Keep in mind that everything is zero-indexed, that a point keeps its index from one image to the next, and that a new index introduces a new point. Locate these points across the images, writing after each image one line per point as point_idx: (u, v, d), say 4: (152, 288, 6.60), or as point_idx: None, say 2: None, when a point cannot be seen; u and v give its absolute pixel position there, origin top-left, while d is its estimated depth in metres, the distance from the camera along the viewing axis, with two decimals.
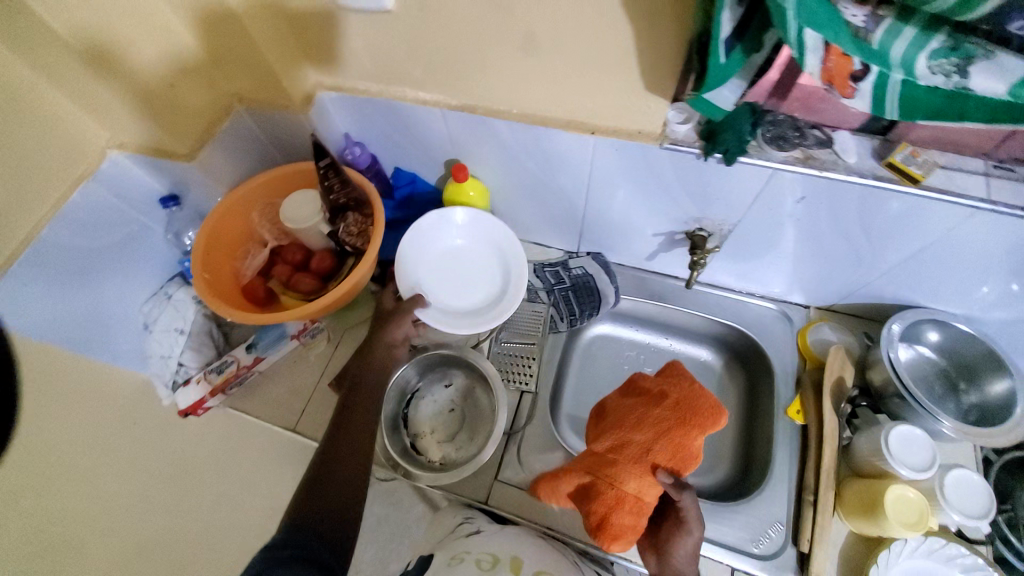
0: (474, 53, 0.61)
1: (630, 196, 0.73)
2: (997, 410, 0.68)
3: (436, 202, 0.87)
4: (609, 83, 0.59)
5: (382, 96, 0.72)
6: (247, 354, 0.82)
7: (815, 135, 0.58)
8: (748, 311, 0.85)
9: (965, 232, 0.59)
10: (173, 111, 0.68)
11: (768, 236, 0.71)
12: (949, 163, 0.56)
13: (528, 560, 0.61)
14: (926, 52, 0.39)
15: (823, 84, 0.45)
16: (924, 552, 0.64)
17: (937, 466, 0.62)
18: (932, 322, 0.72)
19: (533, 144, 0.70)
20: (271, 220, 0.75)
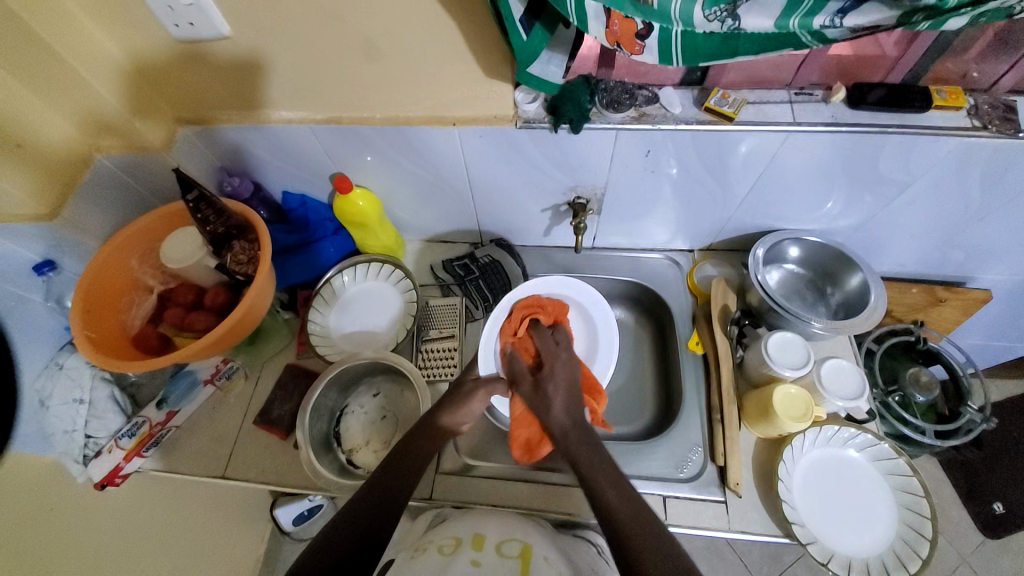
0: (322, 62, 0.64)
1: (508, 177, 0.77)
2: (855, 303, 0.77)
3: (332, 219, 0.89)
4: (454, 74, 0.64)
5: (248, 123, 0.73)
6: (158, 410, 0.77)
7: (643, 94, 0.66)
8: (642, 265, 0.92)
9: (785, 153, 0.67)
10: (33, 172, 0.63)
11: (636, 192, 0.78)
12: (756, 98, 0.66)
13: (491, 533, 0.56)
14: (700, 4, 0.45)
15: (614, 45, 0.51)
16: (819, 439, 0.73)
17: (812, 362, 0.71)
18: (790, 241, 0.81)
19: (407, 147, 0.73)
20: (155, 266, 0.74)
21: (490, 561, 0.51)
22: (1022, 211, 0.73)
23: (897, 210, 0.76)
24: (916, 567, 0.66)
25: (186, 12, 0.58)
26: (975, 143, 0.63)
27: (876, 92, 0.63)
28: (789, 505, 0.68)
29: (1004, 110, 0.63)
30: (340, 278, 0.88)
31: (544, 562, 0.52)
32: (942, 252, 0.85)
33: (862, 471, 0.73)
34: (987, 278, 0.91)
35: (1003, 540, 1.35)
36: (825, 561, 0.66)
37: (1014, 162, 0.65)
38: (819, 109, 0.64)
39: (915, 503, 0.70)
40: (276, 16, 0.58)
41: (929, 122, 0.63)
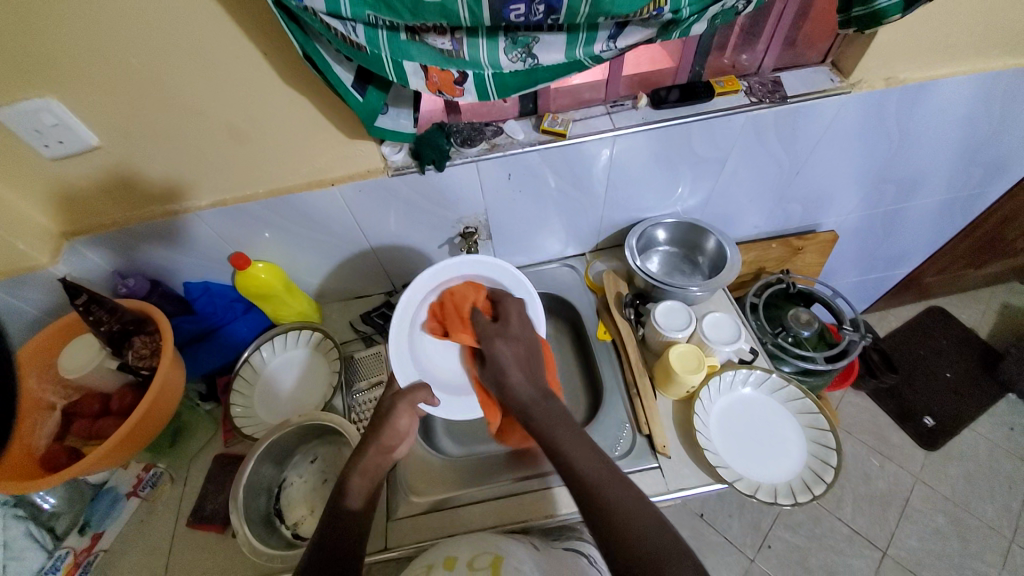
0: (199, 152, 0.70)
1: (396, 221, 0.85)
2: (717, 261, 0.92)
3: (241, 299, 0.91)
4: (323, 142, 0.72)
5: (135, 223, 0.76)
6: (81, 536, 0.74)
7: (490, 129, 0.77)
8: (544, 276, 1.01)
9: (620, 154, 0.80)
10: None
11: (514, 213, 0.88)
12: (581, 115, 0.79)
13: (463, 552, 0.58)
14: (502, 51, 0.56)
15: (437, 92, 0.61)
16: (723, 387, 0.82)
17: (694, 321, 0.83)
18: (654, 226, 0.95)
19: (298, 214, 0.80)
20: (53, 381, 0.71)
21: None
22: (823, 159, 0.90)
23: (729, 180, 0.91)
24: (830, 476, 0.73)
25: (55, 132, 0.62)
26: (758, 114, 0.78)
27: (673, 93, 0.78)
28: (711, 451, 0.75)
29: (771, 84, 0.80)
30: (258, 355, 0.90)
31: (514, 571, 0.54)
32: (782, 208, 1.01)
33: (767, 406, 0.81)
34: (830, 220, 1.08)
35: (943, 447, 1.47)
36: (752, 492, 0.72)
37: (795, 122, 0.81)
38: (632, 113, 0.78)
39: (815, 420, 0.79)
40: (141, 119, 0.64)
41: (717, 106, 0.78)
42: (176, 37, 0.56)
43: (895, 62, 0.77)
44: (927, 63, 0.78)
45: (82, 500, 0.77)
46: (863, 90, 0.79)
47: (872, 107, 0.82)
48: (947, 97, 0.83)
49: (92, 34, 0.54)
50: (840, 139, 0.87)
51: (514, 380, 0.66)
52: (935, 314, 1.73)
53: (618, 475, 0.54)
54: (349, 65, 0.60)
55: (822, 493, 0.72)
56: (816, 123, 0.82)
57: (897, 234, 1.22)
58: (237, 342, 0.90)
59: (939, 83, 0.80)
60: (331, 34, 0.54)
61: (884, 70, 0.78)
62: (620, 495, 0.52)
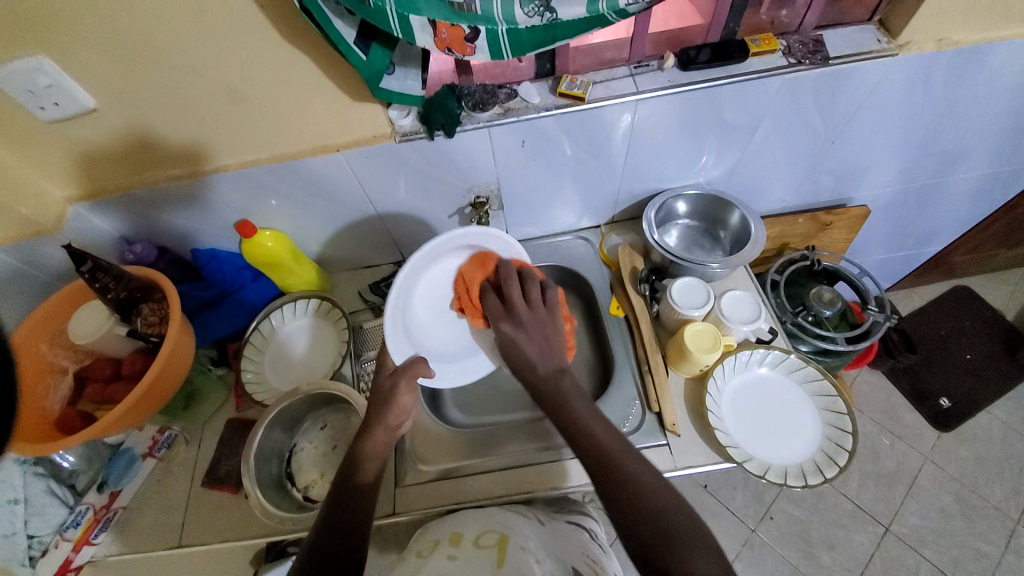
0: (199, 115, 0.67)
1: (404, 189, 0.82)
2: (739, 236, 0.88)
3: (249, 267, 0.90)
4: (326, 104, 0.69)
5: (137, 188, 0.75)
6: (100, 494, 0.77)
7: (504, 91, 0.72)
8: (556, 248, 0.98)
9: (642, 120, 0.75)
10: None
11: (527, 182, 0.84)
12: (602, 77, 0.74)
13: (469, 529, 0.59)
14: (517, 4, 0.51)
15: (446, 50, 0.56)
16: (737, 367, 0.80)
17: (712, 299, 0.80)
18: (675, 197, 0.90)
19: (303, 180, 0.78)
20: (64, 346, 0.71)
21: (465, 554, 0.54)
22: (862, 128, 0.84)
23: (757, 150, 0.85)
24: (844, 460, 0.72)
25: (49, 93, 0.59)
26: (795, 78, 0.71)
27: (703, 53, 0.71)
28: (722, 431, 0.74)
29: (812, 43, 0.73)
30: (267, 323, 0.90)
31: (521, 550, 0.53)
32: (811, 180, 0.95)
33: (783, 387, 0.79)
34: (861, 195, 1.02)
35: (957, 429, 1.45)
36: (762, 473, 0.72)
37: (835, 87, 0.74)
38: (657, 75, 0.73)
39: (832, 403, 0.77)
40: (136, 78, 0.61)
41: (750, 68, 0.71)
42: None
43: (954, 20, 0.69)
44: (990, 22, 0.70)
45: (100, 459, 0.79)
46: (912, 53, 0.71)
47: (921, 72, 0.74)
48: (1008, 61, 0.75)
49: None
50: (882, 106, 0.80)
51: (528, 353, 0.64)
52: (962, 294, 1.66)
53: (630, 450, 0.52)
54: (351, 19, 0.55)
55: (833, 476, 0.71)
56: (858, 89, 0.75)
57: (932, 211, 1.15)
58: (246, 310, 0.90)
59: (1001, 46, 0.72)
60: None
61: (940, 30, 0.70)
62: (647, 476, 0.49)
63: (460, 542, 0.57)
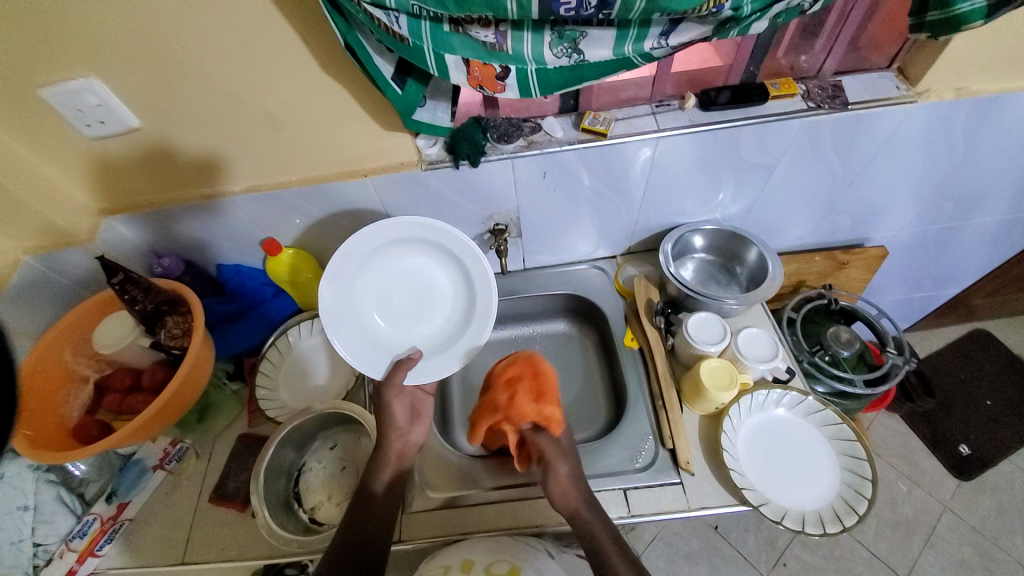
0: (235, 137, 0.70)
1: (426, 214, 0.84)
2: (756, 273, 0.88)
3: (270, 283, 0.92)
4: (357, 131, 0.71)
5: (171, 204, 0.77)
6: (108, 505, 0.77)
7: (528, 125, 0.75)
8: (571, 276, 0.99)
9: (662, 156, 0.77)
10: None
11: (546, 212, 0.86)
12: (624, 114, 0.76)
13: (481, 557, 0.61)
14: (547, 46, 0.53)
15: (478, 87, 0.59)
16: (753, 406, 0.79)
17: (729, 335, 0.80)
18: (692, 232, 0.91)
19: (329, 203, 0.80)
20: (88, 355, 0.73)
21: None
22: (880, 171, 0.84)
23: (775, 189, 0.86)
24: (864, 508, 0.70)
25: (96, 112, 0.63)
26: (815, 121, 0.73)
27: (722, 95, 0.74)
28: (737, 472, 0.72)
29: (832, 89, 0.74)
30: (285, 338, 0.91)
31: None
32: (828, 220, 0.96)
33: (800, 429, 0.78)
34: (879, 236, 1.02)
35: (979, 479, 1.40)
36: (779, 519, 0.70)
37: (854, 131, 0.75)
38: (678, 115, 0.75)
39: (852, 448, 0.75)
40: (180, 102, 0.64)
41: (770, 110, 0.73)
42: (217, 21, 0.56)
43: (971, 70, 0.71)
44: (1007, 74, 0.72)
45: (111, 469, 0.78)
46: (932, 100, 0.73)
47: (939, 119, 0.75)
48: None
49: (137, 16, 0.54)
50: (900, 151, 0.81)
51: (564, 473, 0.67)
52: (982, 338, 1.63)
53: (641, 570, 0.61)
54: (389, 56, 0.58)
55: (853, 525, 0.69)
56: (876, 133, 0.77)
57: (950, 254, 1.14)
58: (264, 325, 0.91)
59: (1018, 97, 0.73)
60: (374, 24, 0.52)
61: (957, 80, 0.72)
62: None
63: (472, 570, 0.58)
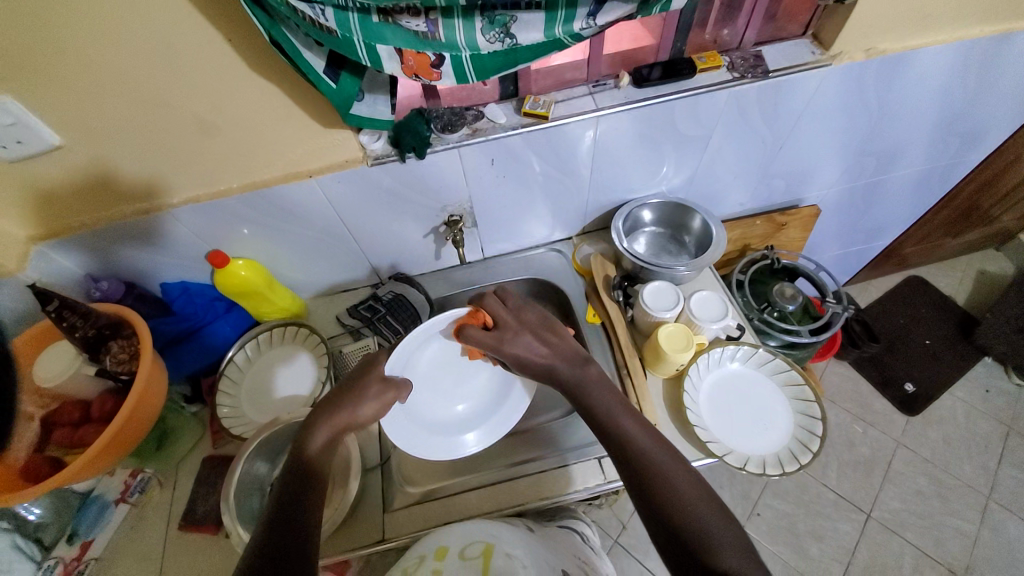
0: (166, 147, 0.67)
1: (378, 210, 0.83)
2: (704, 239, 0.93)
3: (221, 298, 0.89)
4: (296, 130, 0.70)
5: (102, 225, 0.73)
6: (70, 546, 0.72)
7: (470, 113, 0.76)
8: (531, 261, 1.01)
9: (604, 135, 0.79)
10: None
11: (498, 199, 0.87)
12: (562, 97, 0.78)
13: (453, 542, 0.59)
14: (478, 31, 0.54)
15: (414, 77, 0.59)
16: (711, 363, 0.83)
17: (682, 300, 0.84)
18: (640, 206, 0.94)
19: (275, 207, 0.78)
20: (30, 390, 0.68)
21: (451, 568, 0.54)
22: (806, 133, 0.90)
23: (713, 158, 0.90)
24: (816, 445, 0.75)
25: (10, 132, 0.58)
26: (740, 91, 0.77)
27: (654, 71, 0.77)
28: (701, 427, 0.77)
29: (752, 59, 0.79)
30: (242, 354, 0.89)
31: (506, 557, 0.54)
32: (765, 184, 1.02)
33: (755, 380, 0.83)
34: (812, 195, 1.09)
35: (923, 412, 1.52)
36: (742, 465, 0.74)
37: (778, 97, 0.80)
38: (614, 93, 0.77)
39: (801, 392, 0.80)
40: (102, 114, 0.61)
41: (699, 83, 0.77)
42: (131, 24, 0.53)
43: (875, 33, 0.77)
44: (906, 34, 0.78)
45: (70, 510, 0.74)
46: (843, 62, 0.78)
47: (852, 79, 0.81)
48: (926, 67, 0.83)
49: (42, 25, 0.51)
50: (822, 113, 0.87)
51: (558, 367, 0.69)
52: (914, 283, 1.78)
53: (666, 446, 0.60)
54: (319, 50, 0.57)
55: (809, 462, 0.74)
56: (799, 97, 0.82)
57: (877, 207, 1.24)
58: (220, 341, 0.88)
59: (919, 54, 0.80)
60: (299, 18, 0.51)
61: (865, 42, 0.78)
62: (684, 475, 0.56)
63: (445, 556, 0.56)
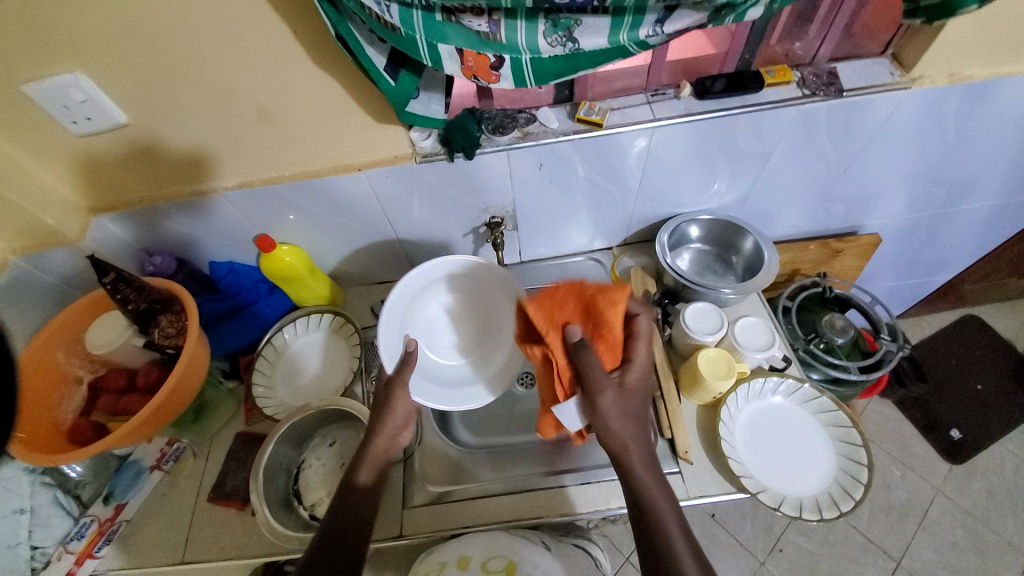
0: (224, 131, 0.68)
1: (421, 207, 0.83)
2: (753, 261, 0.89)
3: (264, 280, 0.91)
4: (348, 123, 0.70)
5: (159, 201, 0.76)
6: (106, 506, 0.77)
7: (523, 116, 0.74)
8: (568, 269, 0.99)
9: (657, 147, 0.76)
10: None
11: (542, 204, 0.85)
12: (619, 104, 0.76)
13: (476, 552, 0.59)
14: (541, 34, 0.52)
15: (472, 78, 0.58)
16: (751, 394, 0.79)
17: (725, 324, 0.80)
18: (688, 222, 0.91)
19: (321, 198, 0.79)
20: (81, 355, 0.72)
21: None
22: (874, 159, 0.85)
23: (771, 177, 0.86)
24: (860, 493, 0.70)
25: (83, 108, 0.61)
26: (809, 109, 0.73)
27: (718, 83, 0.73)
28: (736, 460, 0.73)
29: (826, 76, 0.74)
30: (280, 336, 0.90)
31: None
32: (823, 208, 0.96)
33: (797, 417, 0.79)
34: (873, 223, 1.03)
35: (970, 461, 1.42)
36: (777, 505, 0.71)
37: (849, 118, 0.75)
38: (674, 104, 0.74)
39: (847, 433, 0.76)
40: (168, 95, 0.62)
41: (766, 98, 0.73)
42: (203, 13, 0.54)
43: (967, 56, 0.70)
44: (1002, 59, 0.72)
45: (107, 471, 0.79)
46: (926, 85, 0.72)
47: (934, 106, 0.76)
48: (1019, 96, 0.76)
49: (120, 11, 0.53)
50: (895, 138, 0.81)
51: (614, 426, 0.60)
52: (975, 323, 1.65)
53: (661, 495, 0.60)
54: (381, 46, 0.57)
55: (850, 510, 0.70)
56: (871, 120, 0.76)
57: (944, 240, 1.15)
58: (259, 322, 0.90)
59: (1014, 82, 0.73)
60: (365, 13, 0.51)
61: (954, 65, 0.72)
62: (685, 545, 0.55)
63: (467, 567, 0.57)
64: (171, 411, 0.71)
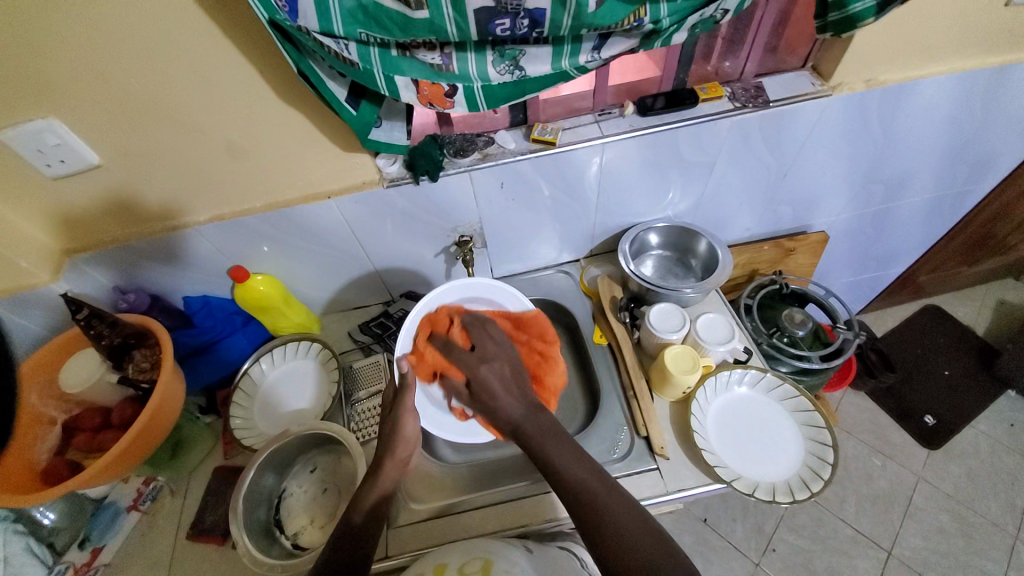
0: (195, 167, 0.72)
1: (392, 230, 0.86)
2: (711, 262, 0.94)
3: (240, 312, 0.92)
4: (317, 154, 0.74)
5: (132, 239, 0.78)
6: (81, 551, 0.75)
7: (482, 140, 0.79)
8: (539, 282, 1.03)
9: (610, 161, 0.82)
10: None
11: (508, 221, 0.90)
12: (570, 125, 0.82)
13: (454, 559, 0.59)
14: (489, 64, 0.58)
15: (428, 105, 0.62)
16: (719, 386, 0.83)
17: (688, 322, 0.84)
18: (647, 230, 0.96)
19: (294, 227, 0.82)
20: (55, 397, 0.72)
21: None
22: (810, 161, 0.92)
23: (719, 183, 0.92)
24: (828, 473, 0.73)
25: (57, 152, 0.64)
26: (742, 119, 0.80)
27: (659, 101, 0.80)
28: (709, 451, 0.76)
29: (754, 90, 0.82)
30: (257, 367, 0.91)
31: (505, 573, 0.54)
32: (772, 210, 1.03)
33: (764, 405, 0.82)
34: (820, 221, 1.10)
35: (944, 446, 1.47)
36: (751, 491, 0.73)
37: (780, 126, 0.83)
38: (620, 121, 0.81)
39: (811, 417, 0.79)
40: (140, 135, 0.66)
41: (702, 112, 0.80)
42: (172, 58, 0.58)
43: (876, 64, 0.79)
44: (906, 66, 0.80)
45: (83, 514, 0.77)
46: (844, 92, 0.81)
47: (854, 110, 0.84)
48: (927, 98, 0.85)
49: (93, 60, 0.57)
50: (826, 141, 0.89)
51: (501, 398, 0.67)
52: (932, 312, 1.74)
53: (617, 489, 0.59)
54: (343, 80, 0.62)
55: (820, 490, 0.73)
56: (800, 126, 0.84)
57: (888, 234, 1.24)
58: (235, 354, 0.90)
59: (919, 85, 0.82)
60: (325, 51, 0.55)
61: (864, 72, 0.80)
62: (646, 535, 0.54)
63: (444, 573, 0.56)
64: (147, 446, 0.71)
